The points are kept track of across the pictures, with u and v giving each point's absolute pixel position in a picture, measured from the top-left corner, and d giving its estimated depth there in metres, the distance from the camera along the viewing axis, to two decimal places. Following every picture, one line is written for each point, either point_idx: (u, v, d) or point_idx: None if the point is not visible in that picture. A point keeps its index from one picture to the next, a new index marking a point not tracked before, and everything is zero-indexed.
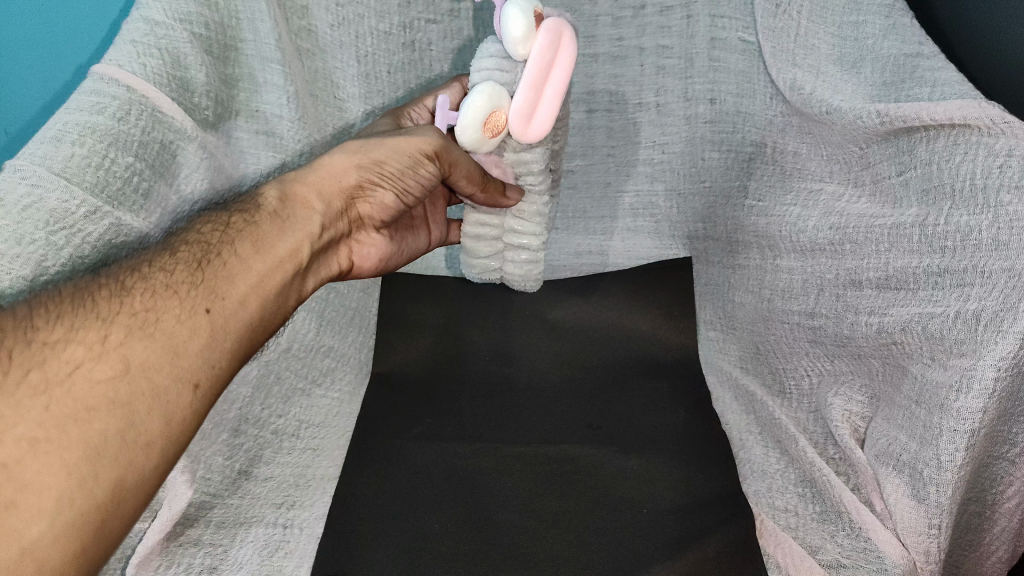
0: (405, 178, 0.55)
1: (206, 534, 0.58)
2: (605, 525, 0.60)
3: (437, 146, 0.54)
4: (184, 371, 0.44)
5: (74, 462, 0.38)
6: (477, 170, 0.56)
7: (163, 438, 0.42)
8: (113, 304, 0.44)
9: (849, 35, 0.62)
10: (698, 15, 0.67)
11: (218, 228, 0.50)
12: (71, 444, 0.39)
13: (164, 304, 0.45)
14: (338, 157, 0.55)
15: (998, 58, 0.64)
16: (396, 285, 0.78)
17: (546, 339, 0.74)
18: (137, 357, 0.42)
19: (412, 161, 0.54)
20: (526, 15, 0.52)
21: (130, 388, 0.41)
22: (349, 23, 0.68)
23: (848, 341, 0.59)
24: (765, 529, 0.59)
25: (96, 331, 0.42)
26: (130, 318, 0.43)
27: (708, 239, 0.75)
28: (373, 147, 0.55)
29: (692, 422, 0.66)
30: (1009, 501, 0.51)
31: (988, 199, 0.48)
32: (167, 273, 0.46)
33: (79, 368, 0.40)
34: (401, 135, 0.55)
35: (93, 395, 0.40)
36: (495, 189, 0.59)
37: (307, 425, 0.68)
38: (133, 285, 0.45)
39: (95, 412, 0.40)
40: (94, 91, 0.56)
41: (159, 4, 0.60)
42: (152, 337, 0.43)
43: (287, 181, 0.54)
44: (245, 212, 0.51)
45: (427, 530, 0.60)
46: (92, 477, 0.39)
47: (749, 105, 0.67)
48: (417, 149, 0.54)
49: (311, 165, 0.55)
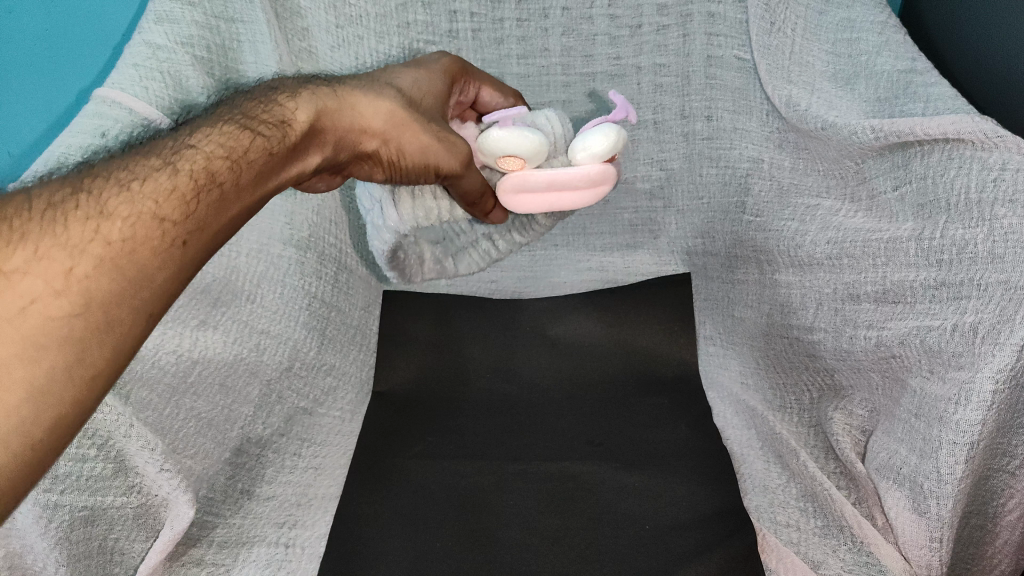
0: (419, 173, 0.48)
1: (209, 554, 0.56)
2: (606, 542, 0.60)
3: (455, 171, 0.49)
4: (148, 300, 0.33)
5: (10, 408, 0.27)
6: (483, 187, 0.53)
7: (106, 374, 0.31)
8: (86, 229, 0.31)
9: (843, 51, 0.63)
10: (694, 34, 0.69)
11: (223, 152, 0.37)
12: (10, 386, 0.27)
13: (141, 232, 0.33)
14: (384, 111, 0.45)
15: (983, 78, 0.66)
16: (397, 303, 0.79)
17: (545, 355, 0.74)
18: (100, 290, 0.31)
19: (436, 164, 0.47)
20: (608, 144, 0.52)
21: (91, 325, 0.30)
22: (348, 44, 0.71)
23: (847, 355, 0.60)
24: (767, 544, 0.58)
25: (59, 258, 0.30)
26: (103, 248, 0.31)
27: (707, 254, 0.76)
28: (417, 132, 0.46)
29: (692, 439, 0.66)
30: (1010, 514, 0.51)
31: (983, 213, 0.49)
32: (151, 192, 0.34)
33: (32, 301, 0.29)
34: (441, 129, 0.48)
35: (46, 331, 0.29)
36: (486, 205, 0.55)
37: (308, 444, 0.67)
38: (113, 203, 0.33)
39: (43, 352, 0.29)
40: (97, 114, 0.57)
41: (161, 28, 0.63)
42: (126, 270, 0.32)
43: (320, 111, 0.42)
44: (261, 137, 0.39)
45: (429, 548, 0.59)
46: (30, 423, 0.28)
47: (745, 122, 0.69)
48: (438, 163, 0.48)
49: (352, 101, 0.44)
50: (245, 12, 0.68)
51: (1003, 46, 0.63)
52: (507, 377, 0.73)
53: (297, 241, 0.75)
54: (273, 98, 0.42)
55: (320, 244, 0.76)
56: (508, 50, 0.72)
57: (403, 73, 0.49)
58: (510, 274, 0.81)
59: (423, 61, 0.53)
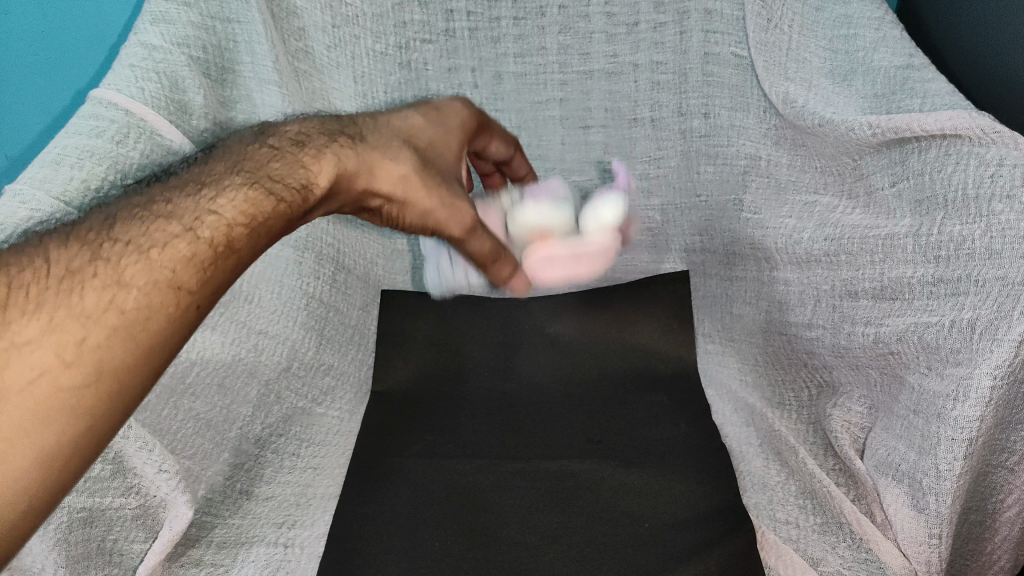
0: (420, 229, 0.51)
1: (208, 555, 0.56)
2: (605, 541, 0.59)
3: (459, 232, 0.51)
4: (152, 363, 0.35)
5: (17, 475, 0.30)
6: (493, 249, 0.53)
7: (110, 429, 0.34)
8: (102, 298, 0.34)
9: (840, 47, 0.63)
10: (692, 30, 0.70)
11: (242, 218, 0.40)
12: (17, 454, 0.30)
13: (155, 303, 0.35)
14: (396, 174, 0.47)
15: (973, 78, 0.67)
16: (395, 303, 0.79)
17: (546, 351, 0.75)
18: (111, 359, 0.34)
19: (437, 225, 0.50)
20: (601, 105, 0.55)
21: (98, 394, 0.33)
22: (343, 45, 0.72)
23: (845, 351, 0.60)
24: (766, 541, 0.57)
25: (73, 329, 0.33)
26: (117, 318, 0.34)
27: (705, 251, 0.76)
28: (426, 199, 0.49)
29: (693, 435, 0.66)
30: (1010, 510, 0.51)
31: (981, 208, 0.49)
32: (166, 264, 0.37)
33: (43, 373, 0.32)
34: (454, 194, 0.50)
35: (54, 400, 0.32)
36: (500, 266, 0.55)
37: (307, 444, 0.67)
38: (131, 273, 0.35)
39: (52, 420, 0.31)
40: (93, 115, 0.57)
41: (157, 29, 0.63)
42: (137, 336, 0.35)
43: (339, 174, 0.45)
44: (281, 203, 0.42)
45: (429, 546, 0.59)
46: (37, 490, 0.31)
47: (742, 119, 0.69)
48: (443, 224, 0.50)
49: (372, 162, 0.47)
50: (242, 12, 0.68)
51: (987, 47, 0.65)
52: (507, 373, 0.73)
53: (296, 241, 0.76)
54: (296, 153, 0.44)
55: (317, 244, 0.77)
56: (504, 48, 0.73)
57: (426, 133, 0.52)
58: None
59: (445, 113, 0.55)
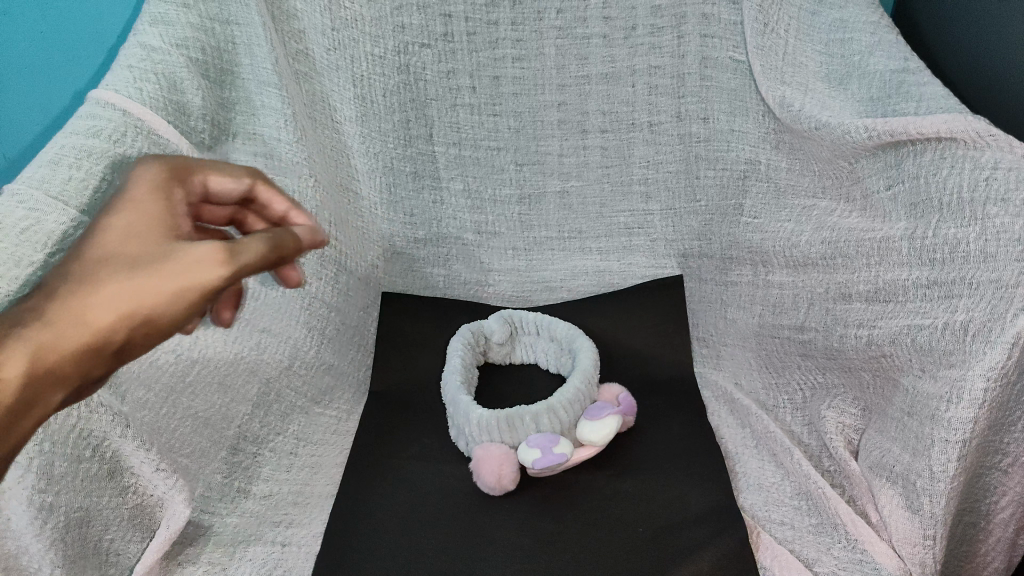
0: (194, 317, 0.34)
1: (205, 553, 0.56)
2: (600, 544, 0.57)
3: (228, 280, 0.33)
4: None
5: None
6: (278, 240, 0.35)
7: None
8: None
9: (836, 52, 0.64)
10: (689, 36, 0.71)
11: None
12: None
13: None
14: (109, 296, 0.32)
15: (964, 85, 0.68)
16: (396, 305, 0.80)
17: (540, 380, 0.75)
18: None
19: (205, 291, 0.33)
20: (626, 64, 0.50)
21: None
22: (344, 48, 0.72)
23: (837, 354, 0.62)
24: (762, 542, 0.56)
25: None
26: None
27: (702, 256, 0.76)
28: (161, 284, 0.32)
29: (686, 437, 0.65)
30: (1004, 511, 0.52)
31: (976, 212, 0.50)
32: None
33: None
34: (191, 251, 0.33)
35: None
36: (291, 247, 0.36)
37: (305, 443, 0.67)
38: None
39: None
40: (91, 115, 0.57)
41: (156, 31, 0.64)
42: None
43: (27, 358, 0.30)
44: None
45: (423, 546, 0.58)
46: None
47: (741, 124, 0.70)
48: (197, 293, 0.33)
49: (66, 303, 0.31)
50: (242, 15, 0.68)
51: (976, 55, 0.66)
52: (501, 397, 0.73)
53: None
54: None
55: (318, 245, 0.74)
56: (503, 53, 0.73)
57: (113, 221, 0.34)
58: (507, 277, 0.81)
59: (128, 187, 0.35)
